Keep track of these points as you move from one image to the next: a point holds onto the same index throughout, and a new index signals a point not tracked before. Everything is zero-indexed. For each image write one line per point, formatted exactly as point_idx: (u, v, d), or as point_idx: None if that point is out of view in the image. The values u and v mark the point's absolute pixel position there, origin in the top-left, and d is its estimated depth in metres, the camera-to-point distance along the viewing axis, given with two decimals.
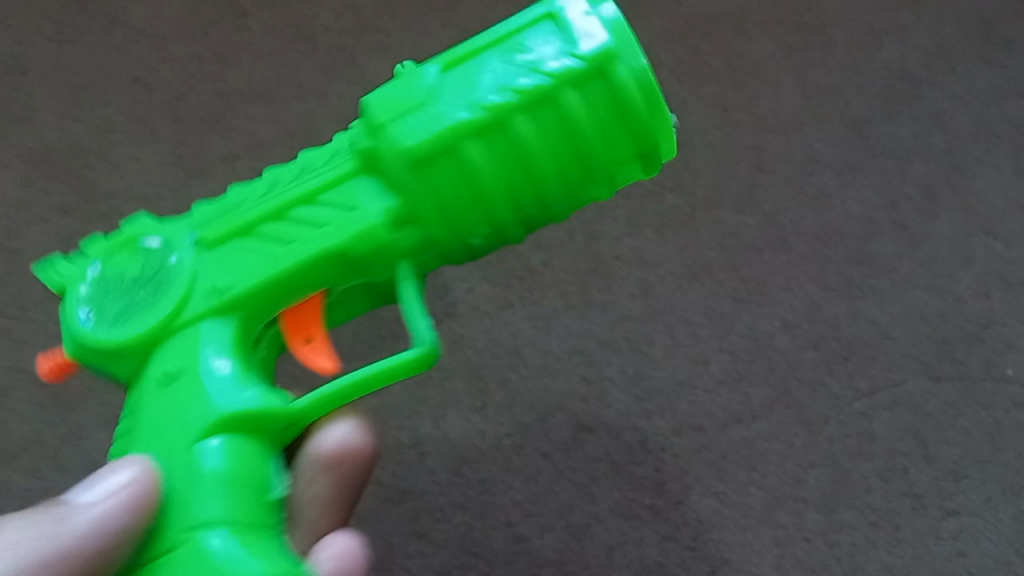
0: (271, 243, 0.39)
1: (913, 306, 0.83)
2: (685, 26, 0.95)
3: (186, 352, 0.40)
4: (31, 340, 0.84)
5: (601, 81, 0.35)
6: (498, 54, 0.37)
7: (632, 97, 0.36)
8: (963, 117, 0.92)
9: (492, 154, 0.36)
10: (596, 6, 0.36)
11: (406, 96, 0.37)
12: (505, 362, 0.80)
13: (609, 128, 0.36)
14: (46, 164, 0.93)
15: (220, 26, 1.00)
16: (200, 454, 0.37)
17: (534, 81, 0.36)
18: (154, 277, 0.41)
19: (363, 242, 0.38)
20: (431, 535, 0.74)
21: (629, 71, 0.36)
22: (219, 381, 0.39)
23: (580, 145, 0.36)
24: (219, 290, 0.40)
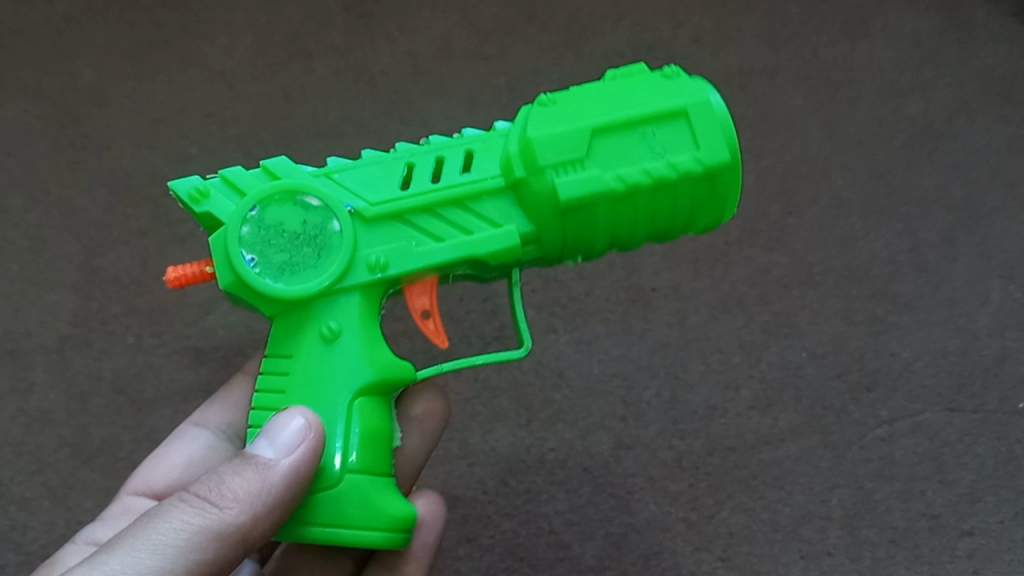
0: (424, 239, 0.50)
1: (933, 342, 0.89)
2: (720, 78, 1.02)
3: (343, 314, 0.49)
4: (107, 351, 0.89)
5: (706, 177, 0.48)
6: (639, 132, 0.48)
7: (722, 189, 0.49)
8: (981, 168, 0.98)
9: (616, 211, 0.49)
10: (720, 116, 0.48)
11: (568, 149, 0.47)
12: (550, 382, 0.86)
13: (700, 200, 0.49)
14: (123, 191, 0.96)
15: (289, 68, 1.02)
16: (353, 407, 0.49)
17: (667, 169, 0.48)
18: (315, 237, 0.49)
19: (495, 254, 0.50)
20: (479, 539, 0.80)
21: (727, 174, 0.49)
22: (369, 349, 0.50)
23: (673, 211, 0.49)
24: (373, 263, 0.49)
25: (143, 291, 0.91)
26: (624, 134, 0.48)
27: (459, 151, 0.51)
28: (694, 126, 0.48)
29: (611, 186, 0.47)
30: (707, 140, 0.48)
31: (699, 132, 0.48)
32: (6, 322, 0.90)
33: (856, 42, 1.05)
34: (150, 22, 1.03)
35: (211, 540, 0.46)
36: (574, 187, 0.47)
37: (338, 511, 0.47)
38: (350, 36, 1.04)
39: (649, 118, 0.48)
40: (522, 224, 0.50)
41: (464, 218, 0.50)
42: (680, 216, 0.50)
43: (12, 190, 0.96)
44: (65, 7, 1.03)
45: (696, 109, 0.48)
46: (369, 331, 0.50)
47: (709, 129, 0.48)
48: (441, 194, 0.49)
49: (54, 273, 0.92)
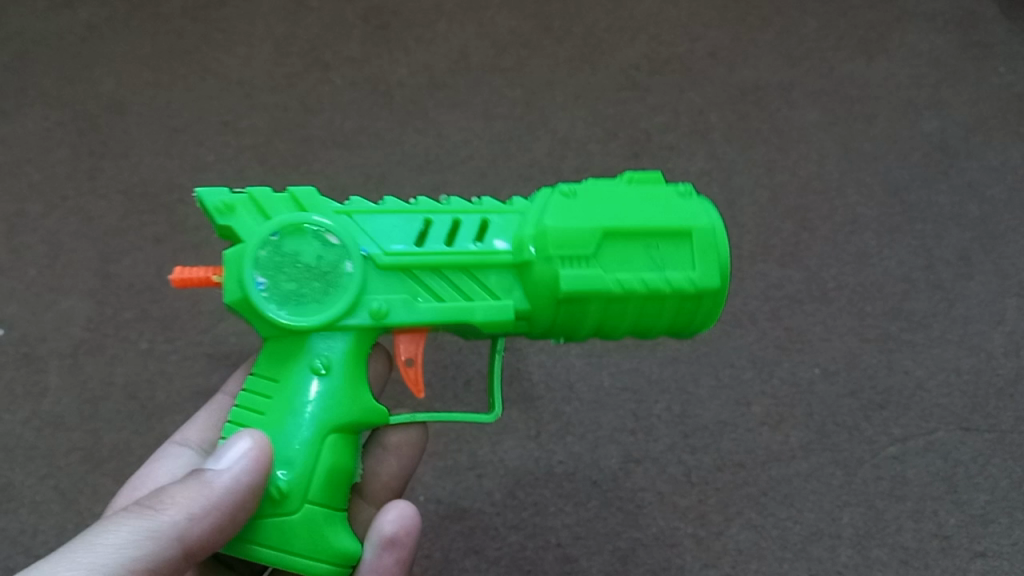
0: (424, 294, 0.50)
1: (947, 361, 0.89)
2: (736, 94, 1.02)
3: (339, 355, 0.50)
4: (120, 357, 0.90)
5: (694, 299, 0.50)
6: (645, 245, 0.50)
7: (709, 311, 0.51)
8: (997, 187, 0.98)
9: (607, 309, 0.50)
10: (717, 246, 0.50)
11: (576, 245, 0.49)
12: (560, 394, 0.86)
13: (686, 317, 0.51)
14: (139, 197, 0.97)
15: (305, 78, 1.03)
16: (325, 448, 0.49)
17: (664, 284, 0.49)
18: (325, 272, 0.49)
19: (485, 325, 0.50)
20: (486, 551, 0.79)
21: (715, 300, 0.51)
22: (354, 393, 0.51)
23: (656, 322, 0.51)
24: (377, 312, 0.50)
25: (158, 297, 0.92)
26: (631, 242, 0.50)
27: (475, 216, 0.51)
28: (696, 250, 0.50)
29: (610, 288, 0.49)
30: (704, 268, 0.50)
31: (700, 254, 0.50)
32: (20, 326, 0.91)
33: (872, 59, 1.05)
34: (170, 32, 1.05)
35: (151, 547, 0.46)
36: (576, 280, 0.49)
37: (282, 540, 0.48)
38: (367, 47, 1.05)
39: (660, 233, 0.50)
40: (520, 300, 0.50)
41: (466, 283, 0.50)
42: (664, 327, 0.52)
43: (30, 195, 0.96)
44: (88, 17, 1.05)
45: (703, 234, 0.50)
46: (355, 381, 0.51)
47: (710, 256, 0.50)
48: (455, 257, 0.50)
49: (70, 278, 0.93)
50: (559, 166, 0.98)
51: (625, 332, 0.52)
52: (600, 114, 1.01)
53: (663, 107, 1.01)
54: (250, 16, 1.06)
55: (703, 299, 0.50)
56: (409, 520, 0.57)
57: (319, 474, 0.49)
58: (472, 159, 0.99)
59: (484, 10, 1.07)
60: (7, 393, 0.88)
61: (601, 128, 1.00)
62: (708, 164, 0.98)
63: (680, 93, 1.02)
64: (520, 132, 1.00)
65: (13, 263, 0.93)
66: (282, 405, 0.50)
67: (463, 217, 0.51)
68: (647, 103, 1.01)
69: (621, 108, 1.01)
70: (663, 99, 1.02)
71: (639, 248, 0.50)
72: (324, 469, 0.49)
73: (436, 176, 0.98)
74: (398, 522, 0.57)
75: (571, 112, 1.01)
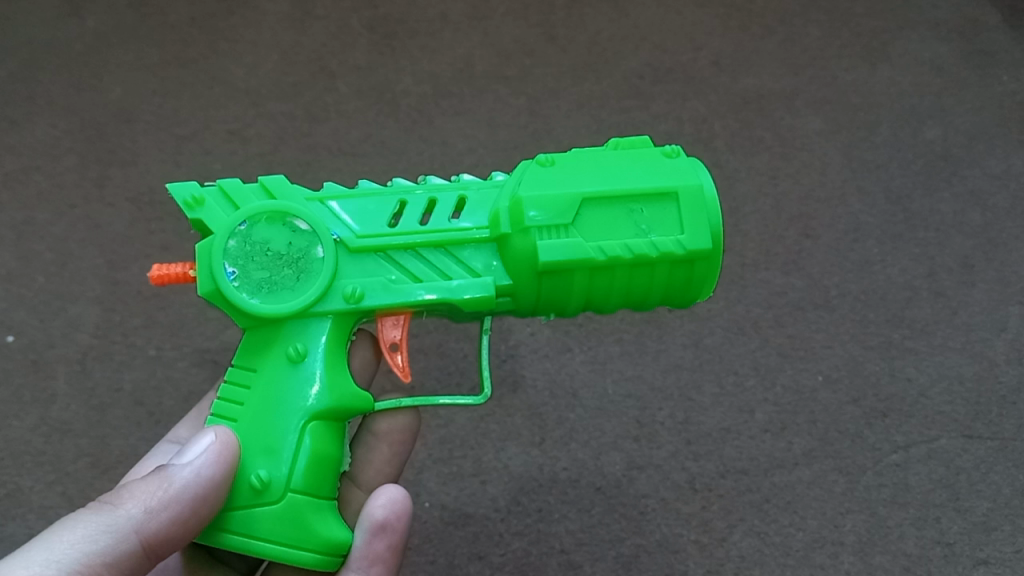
0: (401, 275, 0.51)
1: (950, 368, 0.89)
2: (738, 102, 1.03)
3: (314, 339, 0.50)
4: (128, 363, 0.91)
5: (686, 260, 0.50)
6: (628, 209, 0.50)
7: (702, 275, 0.51)
8: (999, 195, 0.98)
9: (593, 279, 0.50)
10: (705, 202, 0.50)
11: (556, 212, 0.49)
12: (563, 402, 0.86)
13: (679, 281, 0.51)
14: (147, 205, 0.97)
15: (311, 86, 1.04)
16: (305, 432, 0.49)
17: (649, 248, 0.49)
18: (296, 258, 0.50)
19: (467, 302, 0.51)
20: (490, 557, 0.80)
21: (707, 260, 0.50)
22: (335, 376, 0.51)
23: (648, 288, 0.51)
24: (351, 293, 0.50)
25: (165, 304, 0.92)
26: (614, 207, 0.50)
27: (450, 196, 0.52)
28: (683, 210, 0.50)
29: (592, 256, 0.49)
30: (692, 226, 0.50)
31: (686, 214, 0.50)
32: (29, 333, 0.92)
33: (874, 66, 1.06)
34: (177, 41, 1.06)
35: (111, 541, 0.48)
36: (556, 250, 0.49)
37: (265, 528, 0.48)
38: (373, 56, 1.05)
39: (641, 197, 0.50)
40: (500, 277, 0.51)
41: (444, 262, 0.51)
42: (659, 293, 0.52)
43: (38, 202, 0.97)
44: (96, 25, 1.06)
45: (689, 190, 0.50)
46: (337, 363, 0.51)
47: (697, 214, 0.50)
48: (429, 235, 0.51)
49: (78, 285, 0.94)
50: None
51: (616, 303, 0.52)
52: (603, 122, 1.02)
53: (666, 116, 1.02)
54: (257, 25, 1.07)
55: (695, 259, 0.50)
56: (399, 505, 0.57)
57: (298, 459, 0.49)
58: (477, 166, 0.99)
59: (489, 19, 1.07)
60: (15, 399, 0.89)
61: (604, 136, 1.01)
62: (711, 171, 0.99)
63: (683, 101, 1.03)
64: (524, 140, 1.00)
65: (22, 270, 0.94)
66: (259, 392, 0.50)
67: (436, 197, 0.52)
68: (651, 111, 1.02)
69: (625, 117, 1.02)
70: (667, 107, 1.02)
71: (621, 212, 0.50)
72: (304, 454, 0.49)
73: None
74: (388, 509, 0.56)
75: (575, 120, 1.02)
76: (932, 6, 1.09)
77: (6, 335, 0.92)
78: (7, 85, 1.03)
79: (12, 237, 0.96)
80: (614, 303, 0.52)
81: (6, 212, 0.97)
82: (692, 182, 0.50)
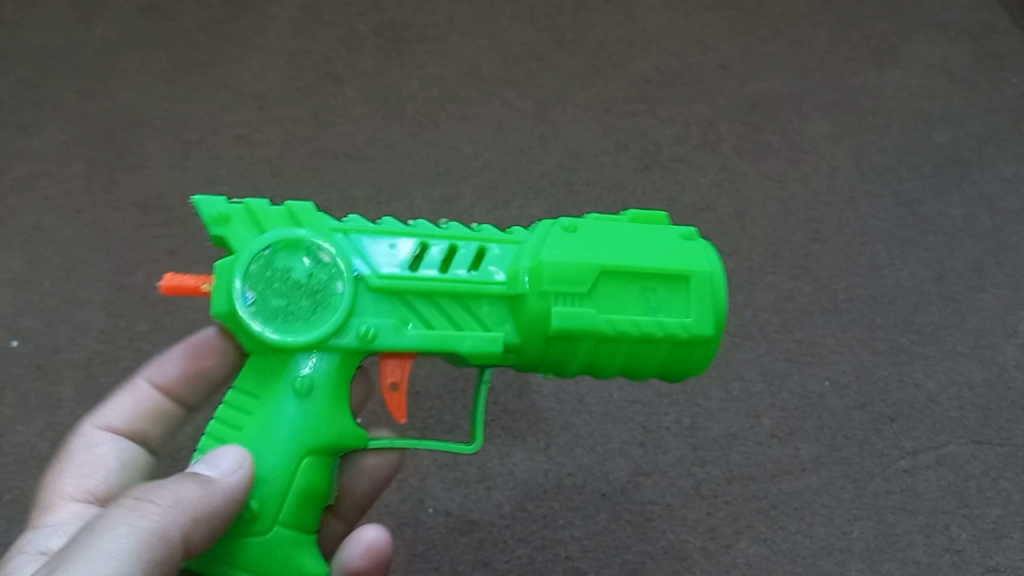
0: (412, 321, 0.50)
1: (959, 374, 0.88)
2: (747, 105, 1.02)
3: (325, 373, 0.50)
4: (133, 368, 0.90)
5: (687, 343, 0.50)
6: (642, 285, 0.49)
7: (697, 358, 0.51)
8: (1010, 199, 0.97)
9: (598, 347, 0.50)
10: (713, 285, 0.50)
11: (570, 279, 0.49)
12: (569, 407, 0.86)
13: (675, 357, 0.51)
14: (154, 210, 0.97)
15: (318, 91, 1.04)
16: (298, 466, 0.49)
17: (656, 327, 0.49)
18: (313, 290, 0.49)
19: (469, 354, 0.50)
20: (495, 564, 0.80)
21: (709, 339, 0.50)
22: (342, 416, 0.51)
23: (647, 362, 0.51)
24: (363, 334, 0.49)
25: (171, 309, 0.92)
26: (626, 279, 0.49)
27: (470, 245, 0.51)
28: (694, 295, 0.50)
29: (600, 327, 0.49)
30: (700, 311, 0.49)
31: (697, 297, 0.49)
32: (36, 338, 0.92)
33: (884, 69, 1.05)
34: (185, 46, 1.06)
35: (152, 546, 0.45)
36: (567, 315, 0.48)
37: (246, 561, 0.48)
38: (380, 60, 1.05)
39: (658, 275, 0.49)
40: (509, 333, 0.50)
41: (455, 313, 0.50)
42: (654, 368, 0.51)
43: (46, 208, 0.98)
44: (104, 31, 1.07)
45: (702, 274, 0.50)
46: (337, 401, 0.50)
47: (705, 301, 0.50)
48: (445, 285, 0.50)
49: (85, 290, 0.94)
50: (570, 178, 0.98)
51: (614, 370, 0.51)
52: (610, 126, 1.01)
53: (674, 120, 1.01)
54: (264, 30, 1.07)
55: (695, 343, 0.50)
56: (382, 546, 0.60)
57: (291, 494, 0.49)
58: (483, 171, 0.99)
59: (496, 23, 1.07)
60: (22, 404, 0.89)
61: (611, 140, 1.00)
62: (718, 175, 0.98)
63: (691, 105, 1.02)
64: (531, 144, 1.00)
65: (29, 275, 0.95)
66: (259, 417, 0.50)
67: (457, 245, 0.51)
68: (658, 115, 1.02)
69: (632, 121, 1.01)
70: (674, 111, 1.02)
71: (632, 281, 0.49)
72: (294, 489, 0.49)
73: (447, 189, 0.98)
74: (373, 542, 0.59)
75: (581, 125, 1.01)
76: (941, 9, 1.09)
77: (12, 339, 0.92)
78: (15, 91, 1.03)
79: (20, 242, 0.96)
80: (611, 371, 0.51)
81: (14, 217, 0.97)
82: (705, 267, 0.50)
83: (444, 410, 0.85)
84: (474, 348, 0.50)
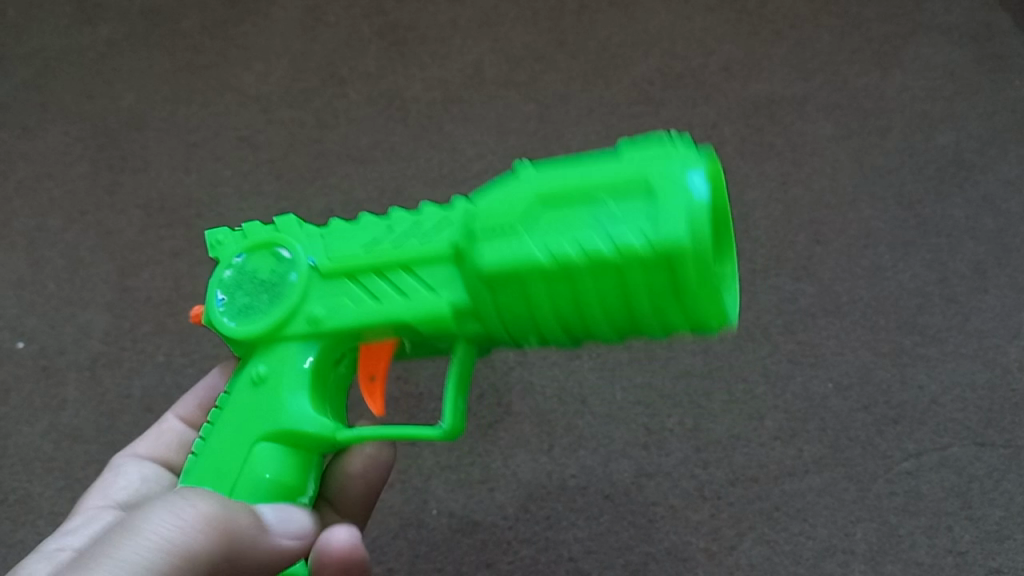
0: (366, 296, 0.47)
1: (962, 375, 0.88)
2: (749, 107, 1.02)
3: (281, 362, 0.49)
4: (137, 369, 0.90)
5: (662, 258, 0.38)
6: (594, 205, 0.40)
7: (691, 257, 0.38)
8: (1013, 200, 0.97)
9: (555, 291, 0.41)
10: (688, 182, 0.38)
11: (507, 217, 0.41)
12: (572, 408, 0.86)
13: (658, 281, 0.39)
14: (158, 212, 0.98)
15: (321, 93, 1.04)
16: (254, 452, 0.49)
17: (612, 251, 0.39)
18: (273, 282, 0.50)
19: (423, 322, 0.46)
20: (498, 565, 0.80)
21: (689, 242, 0.38)
22: (302, 402, 0.49)
23: (628, 300, 0.40)
24: (314, 318, 0.48)
25: (175, 310, 0.92)
26: (577, 206, 0.40)
27: (424, 211, 0.47)
28: (662, 202, 0.38)
29: (542, 264, 0.40)
30: (667, 221, 0.38)
31: (664, 207, 0.38)
32: (41, 339, 0.92)
33: (886, 71, 1.05)
34: (189, 49, 1.06)
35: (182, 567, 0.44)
36: (500, 257, 0.41)
37: None
38: (382, 62, 1.06)
39: (612, 191, 0.40)
40: (459, 295, 0.45)
41: (405, 281, 0.46)
42: (646, 313, 0.41)
43: (51, 210, 0.98)
44: (110, 35, 1.07)
45: (667, 190, 0.38)
46: (306, 394, 0.50)
47: (676, 208, 0.38)
48: (389, 257, 0.46)
49: (89, 292, 0.94)
50: None
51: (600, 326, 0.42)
52: (613, 127, 1.01)
53: (676, 121, 1.01)
54: (268, 32, 1.07)
55: (676, 257, 0.38)
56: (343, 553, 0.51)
57: (246, 481, 0.48)
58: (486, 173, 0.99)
59: (498, 26, 1.08)
60: (27, 405, 0.90)
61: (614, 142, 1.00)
62: None
63: (693, 107, 1.02)
64: (534, 146, 1.00)
65: (34, 277, 0.95)
66: (229, 410, 0.50)
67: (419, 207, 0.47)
68: (660, 116, 1.02)
69: (636, 122, 1.01)
70: (676, 112, 1.02)
71: (584, 207, 0.40)
72: (252, 476, 0.48)
73: (450, 189, 0.97)
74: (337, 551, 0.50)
75: (584, 127, 1.01)
76: (943, 11, 1.09)
77: (18, 341, 0.92)
78: (23, 96, 1.04)
79: (26, 244, 0.97)
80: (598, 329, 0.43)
81: (20, 220, 0.98)
82: (670, 173, 0.38)
83: (448, 412, 0.86)
84: (421, 313, 0.45)
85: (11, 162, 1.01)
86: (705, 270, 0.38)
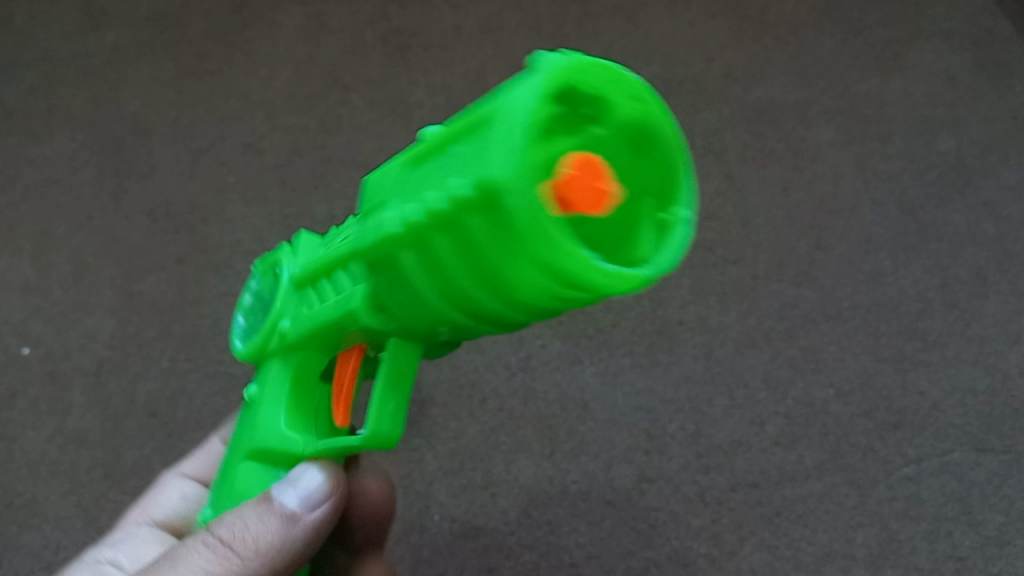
0: (310, 297, 0.41)
1: (963, 381, 0.88)
2: (752, 113, 1.03)
3: (262, 373, 0.46)
4: (142, 374, 0.91)
5: (462, 218, 0.26)
6: (429, 158, 0.28)
7: (502, 218, 0.25)
8: (1014, 206, 0.98)
9: (399, 283, 0.30)
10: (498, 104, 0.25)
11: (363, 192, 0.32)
12: (574, 413, 0.87)
13: (478, 258, 0.26)
14: (163, 217, 0.98)
15: (325, 98, 1.04)
16: (241, 466, 0.47)
17: (411, 218, 0.27)
18: (264, 284, 0.46)
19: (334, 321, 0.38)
20: (500, 570, 0.80)
21: (486, 190, 0.25)
22: (271, 414, 0.45)
23: (468, 283, 0.27)
24: (275, 322, 0.44)
25: (180, 315, 0.93)
26: (415, 163, 0.29)
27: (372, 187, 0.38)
28: (471, 143, 0.26)
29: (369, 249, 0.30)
30: (464, 167, 0.26)
31: (472, 147, 0.26)
32: (47, 344, 0.93)
33: (887, 77, 1.05)
34: (194, 55, 1.07)
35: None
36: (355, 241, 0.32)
37: None
38: (386, 68, 1.06)
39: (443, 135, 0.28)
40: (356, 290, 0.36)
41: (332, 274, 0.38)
42: (498, 296, 0.27)
43: (58, 216, 0.99)
44: (116, 41, 1.08)
45: (479, 120, 0.26)
46: (281, 406, 0.45)
47: (482, 148, 0.25)
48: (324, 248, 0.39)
49: (94, 297, 0.94)
50: None
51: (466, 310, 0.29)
52: None
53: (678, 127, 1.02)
54: (273, 39, 1.08)
55: (477, 216, 0.25)
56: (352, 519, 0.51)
57: (233, 495, 0.47)
58: None
59: (502, 32, 1.08)
60: (33, 410, 0.90)
61: None
62: (722, 184, 0.99)
63: (695, 114, 1.03)
64: None
65: (40, 283, 0.96)
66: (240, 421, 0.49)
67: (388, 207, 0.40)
68: None
69: None
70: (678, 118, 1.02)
71: (417, 162, 0.29)
72: (236, 490, 0.47)
73: None
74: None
75: None
76: (944, 17, 1.10)
77: (25, 347, 0.93)
78: (29, 102, 1.05)
79: (32, 250, 0.97)
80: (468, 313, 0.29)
81: (27, 226, 0.99)
82: (500, 88, 0.25)
83: (450, 416, 0.86)
84: (331, 313, 0.38)
85: (18, 168, 1.02)
86: (515, 223, 0.24)
